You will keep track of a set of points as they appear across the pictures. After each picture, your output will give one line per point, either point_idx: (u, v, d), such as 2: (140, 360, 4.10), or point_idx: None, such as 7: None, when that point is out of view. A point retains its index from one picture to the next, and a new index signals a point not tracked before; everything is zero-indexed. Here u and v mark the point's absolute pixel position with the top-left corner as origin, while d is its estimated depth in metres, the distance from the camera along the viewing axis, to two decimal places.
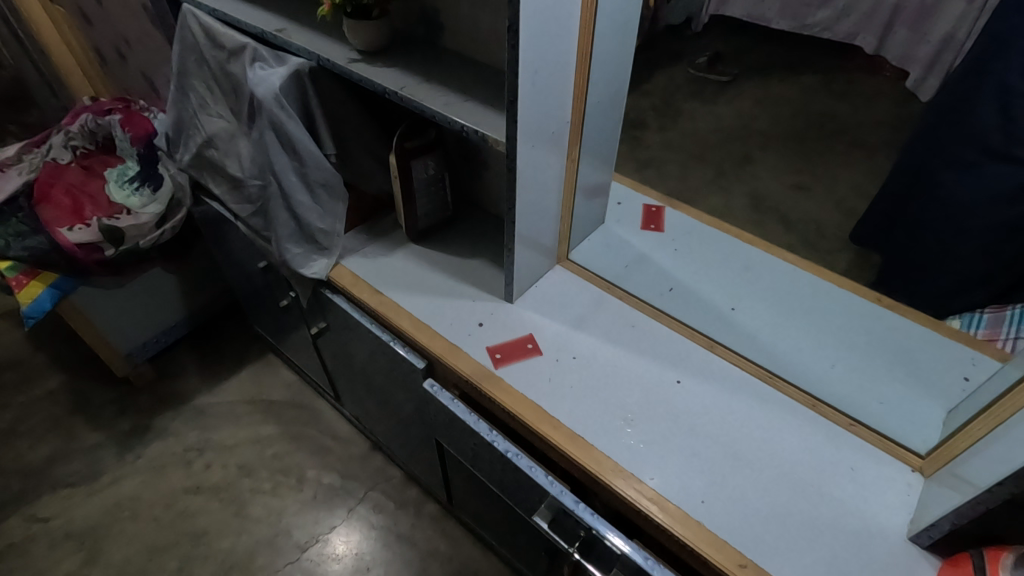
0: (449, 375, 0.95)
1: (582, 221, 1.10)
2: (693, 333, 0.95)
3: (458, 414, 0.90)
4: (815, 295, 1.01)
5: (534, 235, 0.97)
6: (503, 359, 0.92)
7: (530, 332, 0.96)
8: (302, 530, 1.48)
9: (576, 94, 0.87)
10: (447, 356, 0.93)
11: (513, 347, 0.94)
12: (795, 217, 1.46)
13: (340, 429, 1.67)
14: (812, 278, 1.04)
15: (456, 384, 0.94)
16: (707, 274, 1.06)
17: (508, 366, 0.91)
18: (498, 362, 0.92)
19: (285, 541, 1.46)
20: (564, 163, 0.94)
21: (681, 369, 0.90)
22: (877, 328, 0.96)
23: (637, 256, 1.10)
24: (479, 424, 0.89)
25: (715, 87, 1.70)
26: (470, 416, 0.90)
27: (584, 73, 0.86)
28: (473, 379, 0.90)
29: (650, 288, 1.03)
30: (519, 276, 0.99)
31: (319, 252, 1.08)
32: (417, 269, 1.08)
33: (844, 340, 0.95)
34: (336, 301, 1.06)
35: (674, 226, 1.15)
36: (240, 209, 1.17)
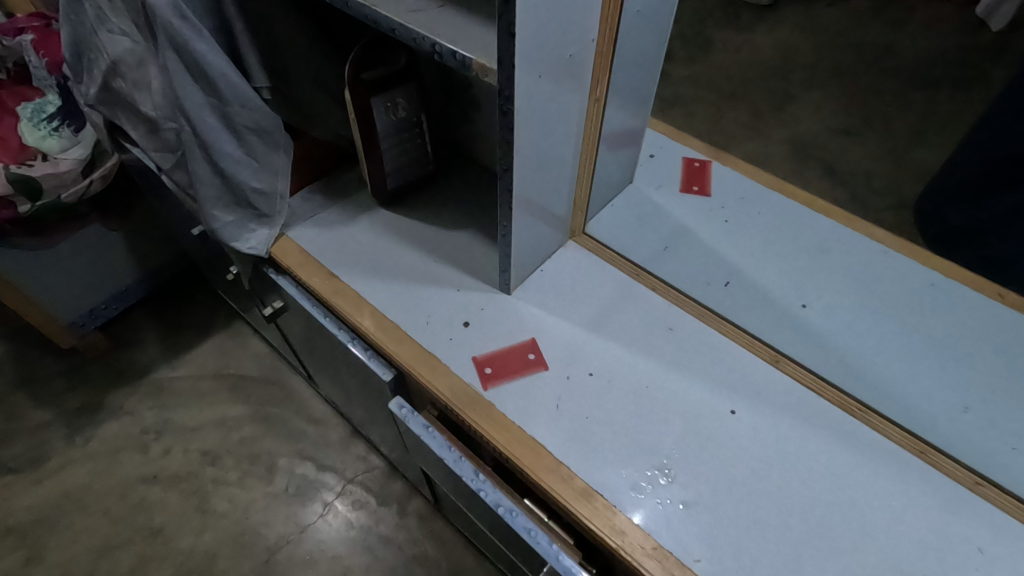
0: (424, 393, 0.71)
1: (604, 181, 0.84)
2: (751, 341, 0.71)
3: (434, 445, 0.68)
4: (913, 288, 0.76)
5: (540, 205, 0.71)
6: (495, 374, 0.69)
7: (533, 336, 0.72)
8: (272, 530, 1.30)
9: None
10: (421, 369, 0.69)
11: (510, 357, 0.70)
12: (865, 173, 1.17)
13: (317, 410, 1.47)
14: (908, 264, 0.78)
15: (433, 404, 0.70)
16: (769, 257, 0.80)
17: (503, 384, 0.68)
18: (489, 380, 0.68)
19: (253, 541, 1.29)
20: (584, 105, 0.67)
21: (736, 395, 0.66)
22: (1002, 337, 0.71)
23: (675, 229, 0.84)
24: (460, 461, 0.67)
25: (753, 13, 1.36)
26: (449, 451, 0.67)
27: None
28: (455, 402, 0.67)
29: (693, 277, 0.78)
30: (519, 260, 0.74)
31: (258, 220, 0.83)
32: (387, 244, 0.82)
33: (956, 355, 0.70)
34: (281, 284, 0.82)
35: (723, 189, 0.88)
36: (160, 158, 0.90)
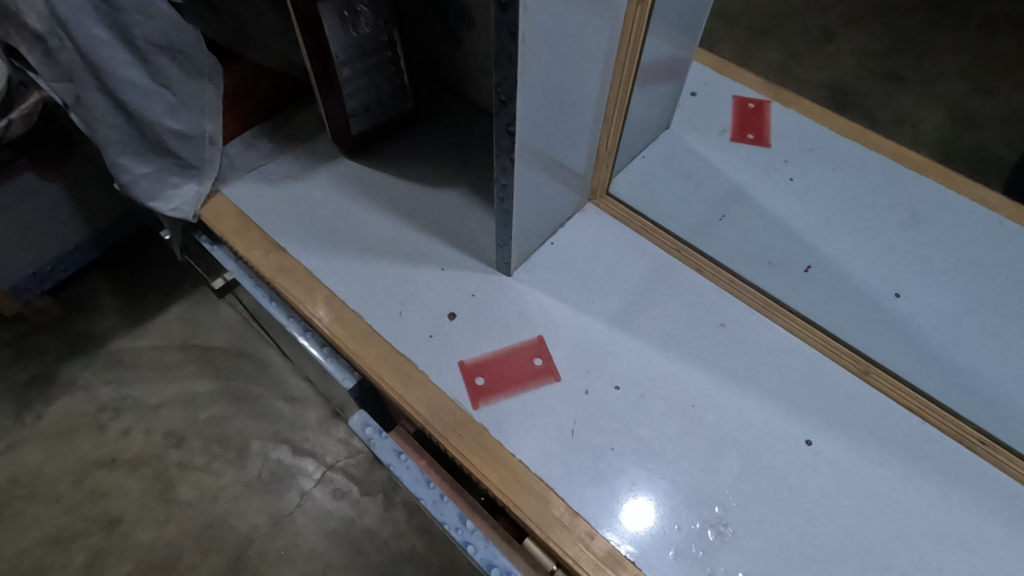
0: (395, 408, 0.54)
1: (638, 124, 0.64)
2: (831, 344, 0.53)
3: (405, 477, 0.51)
4: None
5: (552, 157, 0.52)
6: (487, 386, 0.51)
7: (540, 333, 0.54)
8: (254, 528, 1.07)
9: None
10: (389, 377, 0.52)
11: (510, 362, 0.53)
12: (919, 122, 0.98)
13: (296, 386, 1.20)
14: None
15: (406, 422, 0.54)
16: (848, 228, 0.62)
17: (499, 399, 0.51)
18: (480, 393, 0.51)
19: (230, 541, 1.06)
20: (625, 11, 0.47)
21: (818, 418, 0.49)
22: None
23: (727, 189, 0.65)
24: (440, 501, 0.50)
25: None
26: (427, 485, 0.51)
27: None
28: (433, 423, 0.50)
29: (751, 254, 0.60)
30: (524, 231, 0.55)
31: (183, 172, 0.63)
32: (352, 206, 0.64)
33: None
34: (217, 257, 0.64)
35: (787, 138, 0.69)
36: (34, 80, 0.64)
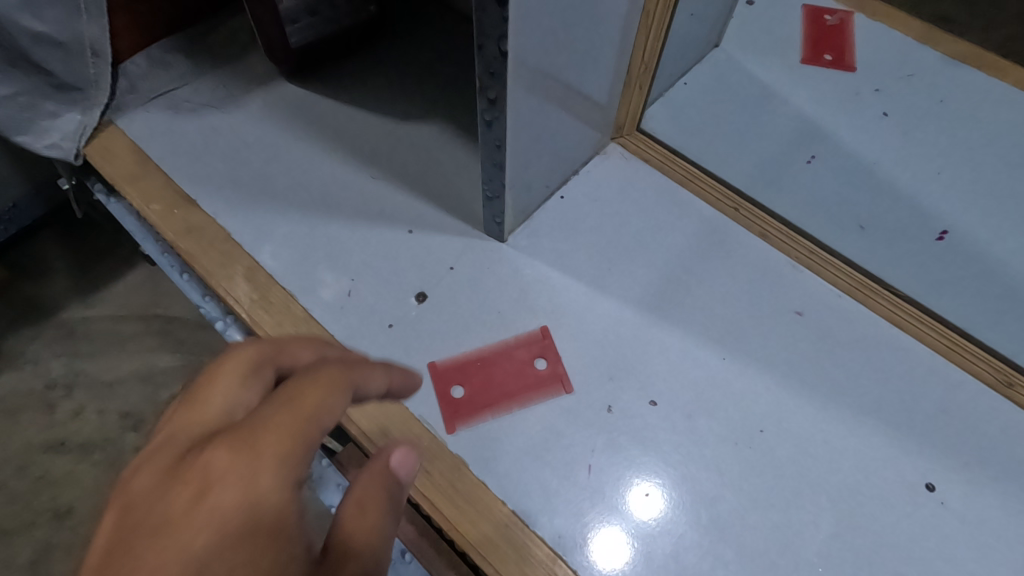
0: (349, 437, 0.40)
1: (686, 31, 0.46)
2: (955, 343, 0.38)
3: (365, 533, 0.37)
4: None
5: (568, 69, 0.35)
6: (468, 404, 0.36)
7: (544, 325, 0.39)
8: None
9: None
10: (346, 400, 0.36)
11: (502, 368, 0.37)
12: None
13: None
14: None
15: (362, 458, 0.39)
16: (965, 180, 0.46)
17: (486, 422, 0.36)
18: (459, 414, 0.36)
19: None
20: None
21: (952, 452, 0.35)
22: None
23: (798, 129, 0.48)
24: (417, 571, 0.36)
25: None
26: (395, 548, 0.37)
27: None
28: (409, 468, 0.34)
29: (837, 216, 0.44)
30: (524, 180, 0.39)
31: (61, 96, 0.46)
32: (294, 145, 0.47)
33: None
34: (114, 215, 0.47)
35: (877, 61, 0.52)
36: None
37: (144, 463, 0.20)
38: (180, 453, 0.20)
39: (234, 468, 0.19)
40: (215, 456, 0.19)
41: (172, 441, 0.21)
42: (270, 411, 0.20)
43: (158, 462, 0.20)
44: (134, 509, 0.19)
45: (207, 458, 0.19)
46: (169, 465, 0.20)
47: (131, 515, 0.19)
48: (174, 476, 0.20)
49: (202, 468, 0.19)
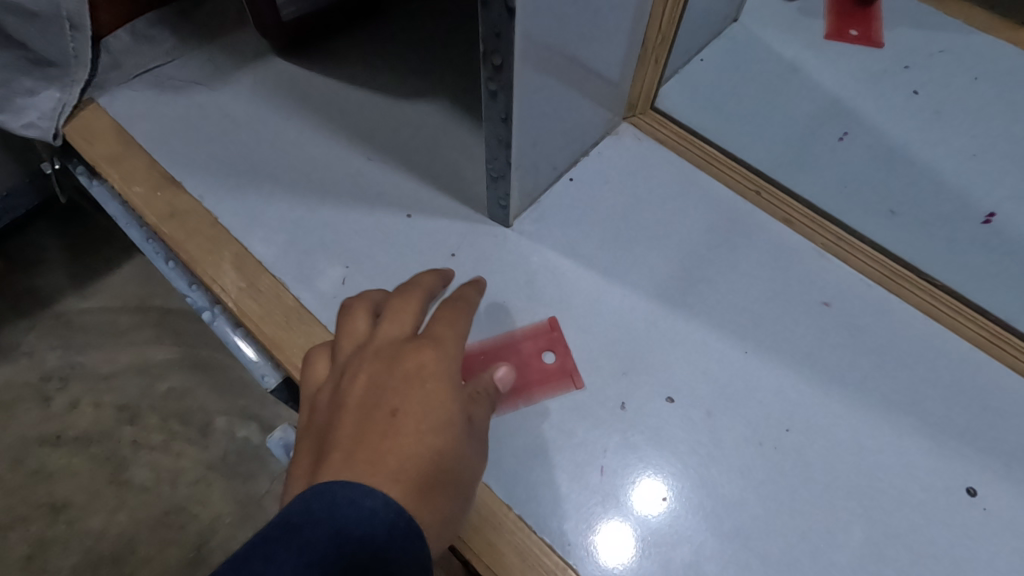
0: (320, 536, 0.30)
1: (706, 1, 0.43)
2: (997, 337, 0.35)
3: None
4: None
5: (582, 38, 0.32)
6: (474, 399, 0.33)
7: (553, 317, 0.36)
8: (220, 522, 0.70)
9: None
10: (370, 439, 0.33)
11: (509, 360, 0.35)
12: None
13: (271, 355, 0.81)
14: None
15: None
16: (1003, 162, 0.43)
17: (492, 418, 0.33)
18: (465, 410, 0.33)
19: (192, 543, 0.68)
20: None
21: (996, 450, 0.32)
22: None
23: (825, 109, 0.45)
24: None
25: None
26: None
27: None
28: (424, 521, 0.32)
29: (866, 200, 0.41)
30: (531, 160, 0.36)
31: (38, 72, 0.43)
32: (286, 124, 0.44)
33: None
34: (96, 199, 0.45)
35: (907, 36, 0.49)
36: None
37: (363, 352, 0.27)
38: (372, 385, 0.26)
39: (439, 352, 0.27)
40: (424, 347, 0.27)
41: (381, 341, 0.27)
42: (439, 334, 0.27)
43: (380, 350, 0.27)
44: (372, 378, 0.26)
45: (419, 346, 0.27)
46: (369, 392, 0.25)
47: (369, 383, 0.26)
48: (388, 362, 0.26)
49: (415, 350, 0.26)
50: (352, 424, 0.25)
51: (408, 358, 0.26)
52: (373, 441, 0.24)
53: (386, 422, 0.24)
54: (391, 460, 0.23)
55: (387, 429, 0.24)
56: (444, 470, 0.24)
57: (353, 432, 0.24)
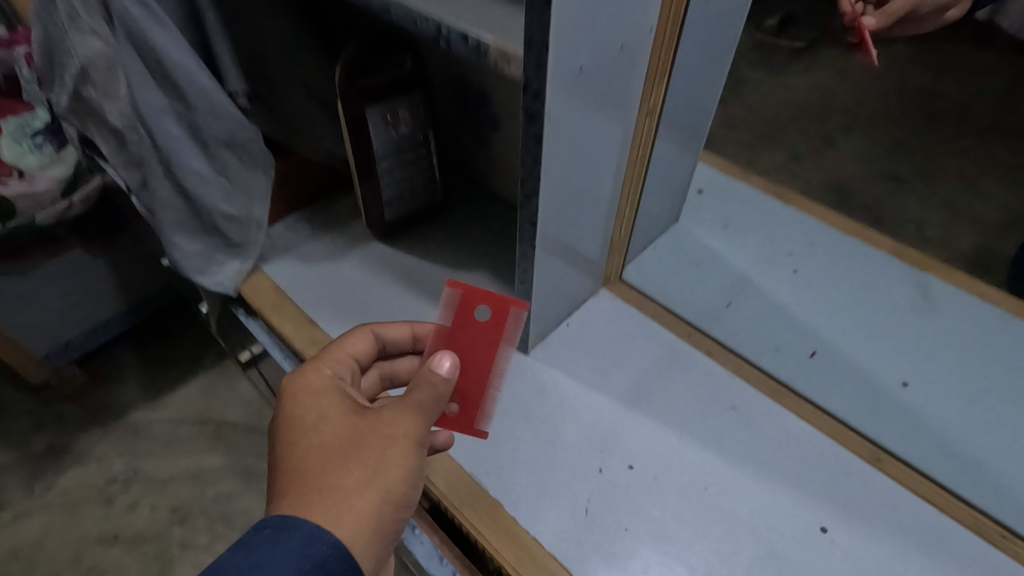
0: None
1: (650, 215, 0.69)
2: (843, 430, 0.54)
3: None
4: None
5: (569, 247, 0.56)
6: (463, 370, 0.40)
7: (458, 283, 0.39)
8: None
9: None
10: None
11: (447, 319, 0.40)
12: None
13: None
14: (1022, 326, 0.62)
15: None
16: (853, 315, 0.64)
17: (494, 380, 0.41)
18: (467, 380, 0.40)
19: None
20: (634, 120, 0.52)
21: (832, 508, 0.49)
22: None
23: (734, 282, 0.69)
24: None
25: None
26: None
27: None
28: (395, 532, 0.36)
29: (762, 343, 0.62)
30: (539, 312, 0.58)
31: (228, 251, 0.69)
32: (382, 285, 0.68)
33: None
34: (251, 330, 0.69)
35: (791, 234, 0.73)
36: (24, 163, 0.82)
37: None
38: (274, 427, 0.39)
39: (303, 384, 0.39)
40: (292, 384, 0.40)
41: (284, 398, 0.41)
42: (305, 372, 0.40)
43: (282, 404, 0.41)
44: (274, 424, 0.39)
45: (289, 385, 0.40)
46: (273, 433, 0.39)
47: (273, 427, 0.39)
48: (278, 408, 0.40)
49: (287, 390, 0.40)
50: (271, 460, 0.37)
51: (284, 398, 0.39)
52: (275, 462, 0.36)
53: (276, 447, 0.37)
54: (292, 468, 0.35)
55: (278, 450, 0.37)
56: (317, 456, 0.35)
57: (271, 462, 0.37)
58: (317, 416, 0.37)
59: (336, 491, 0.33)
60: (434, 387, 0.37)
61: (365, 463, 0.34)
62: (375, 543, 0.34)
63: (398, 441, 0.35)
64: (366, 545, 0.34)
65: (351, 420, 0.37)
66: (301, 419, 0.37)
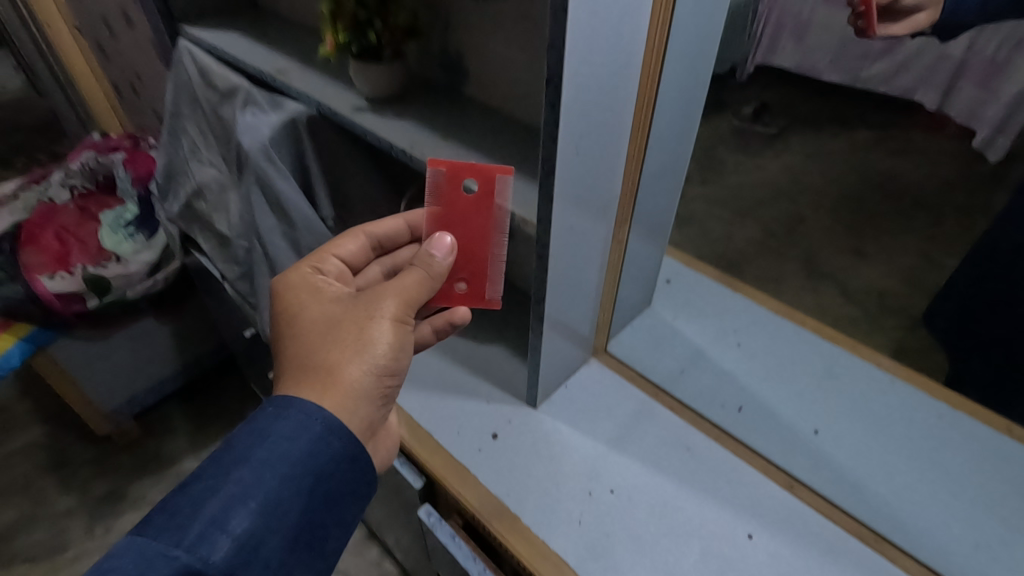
0: (222, 487, 0.41)
1: (627, 302, 0.91)
2: (767, 465, 0.74)
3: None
4: (905, 410, 0.80)
5: (565, 330, 0.78)
6: (461, 238, 0.57)
7: (440, 161, 0.54)
8: None
9: (639, 111, 0.64)
10: (437, 324, 0.63)
11: (438, 194, 0.55)
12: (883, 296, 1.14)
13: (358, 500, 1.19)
14: (903, 387, 0.83)
15: (237, 493, 0.41)
16: (780, 378, 0.85)
17: (498, 253, 0.58)
18: (474, 246, 0.57)
19: None
20: (608, 244, 0.76)
21: (752, 519, 0.69)
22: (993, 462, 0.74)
23: (691, 353, 0.91)
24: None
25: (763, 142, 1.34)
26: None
27: (663, 23, 0.58)
28: (391, 391, 0.51)
29: (711, 400, 0.83)
30: (545, 377, 0.80)
31: None
32: (425, 355, 0.90)
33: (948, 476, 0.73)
34: None
35: (737, 316, 0.95)
36: (121, 249, 1.32)
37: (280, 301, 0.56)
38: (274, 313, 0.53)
39: (300, 277, 0.54)
40: (287, 277, 0.55)
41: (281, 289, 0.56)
42: (293, 271, 0.56)
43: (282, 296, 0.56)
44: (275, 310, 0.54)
45: (284, 278, 0.55)
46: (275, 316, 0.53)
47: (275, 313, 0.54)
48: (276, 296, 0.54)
49: (283, 282, 0.54)
50: (276, 336, 0.51)
51: (281, 289, 0.54)
52: (282, 334, 0.51)
53: (281, 326, 0.51)
54: (301, 334, 0.49)
55: (285, 325, 0.51)
56: (318, 327, 0.49)
57: (275, 337, 0.51)
58: (316, 301, 0.52)
59: (330, 351, 0.48)
60: (429, 267, 0.54)
61: (359, 347, 0.48)
62: (360, 405, 0.47)
63: (387, 322, 0.50)
64: (361, 409, 0.48)
65: (343, 303, 0.52)
66: (305, 321, 0.50)
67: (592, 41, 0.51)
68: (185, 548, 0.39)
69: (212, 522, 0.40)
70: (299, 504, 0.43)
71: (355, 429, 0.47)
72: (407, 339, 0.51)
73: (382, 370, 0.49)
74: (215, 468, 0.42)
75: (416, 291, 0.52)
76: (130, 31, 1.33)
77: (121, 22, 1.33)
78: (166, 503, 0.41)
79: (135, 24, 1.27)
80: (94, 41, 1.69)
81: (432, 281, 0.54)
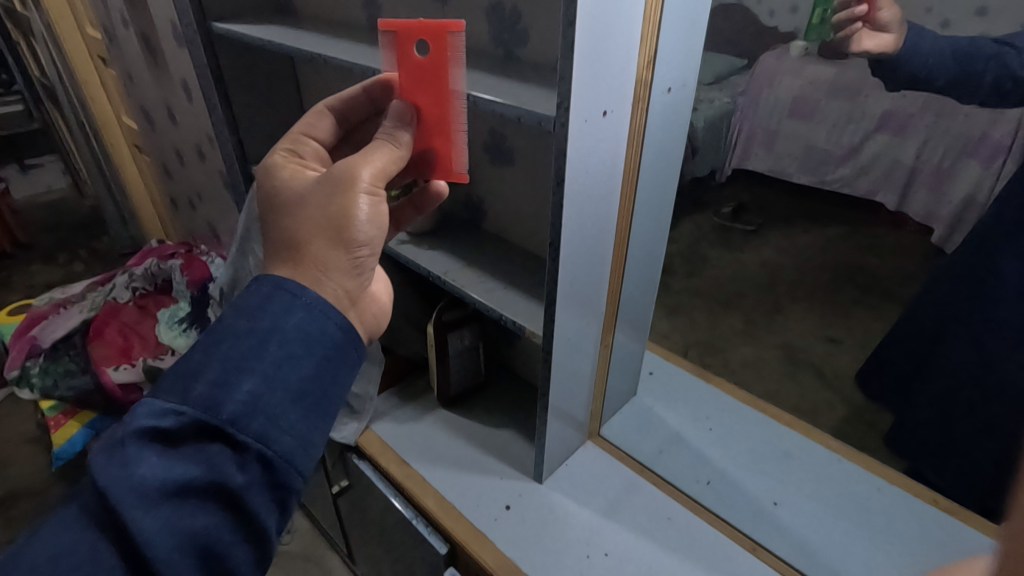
0: (212, 353, 0.47)
1: (615, 393, 1.10)
2: (734, 531, 0.89)
3: (97, 522, 0.41)
4: (849, 483, 0.96)
5: (565, 417, 0.96)
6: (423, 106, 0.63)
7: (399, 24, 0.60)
8: None
9: (617, 252, 0.86)
10: None
11: (395, 64, 0.63)
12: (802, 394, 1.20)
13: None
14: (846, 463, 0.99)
15: (229, 356, 0.46)
16: (744, 457, 1.02)
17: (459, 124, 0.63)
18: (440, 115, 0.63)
19: None
20: (598, 348, 0.96)
21: None
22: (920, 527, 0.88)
23: (670, 436, 1.07)
24: (216, 524, 0.44)
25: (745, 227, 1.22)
26: (147, 513, 0.41)
27: (630, 191, 0.80)
28: (370, 262, 0.57)
29: (687, 476, 1.00)
30: (549, 457, 0.96)
31: (350, 416, 1.09)
32: (446, 439, 1.07)
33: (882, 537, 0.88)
34: (360, 467, 1.05)
35: (709, 404, 1.13)
36: (176, 344, 1.46)
37: None
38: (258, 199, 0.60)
39: (278, 164, 0.61)
40: (268, 165, 0.61)
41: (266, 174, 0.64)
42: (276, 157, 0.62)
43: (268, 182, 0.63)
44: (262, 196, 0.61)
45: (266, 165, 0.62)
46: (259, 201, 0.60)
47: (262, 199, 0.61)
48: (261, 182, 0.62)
49: (267, 168, 0.61)
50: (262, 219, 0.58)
51: (264, 176, 0.61)
52: (265, 217, 0.57)
53: (265, 209, 0.58)
54: (283, 208, 0.56)
55: (267, 206, 0.58)
56: (295, 203, 0.55)
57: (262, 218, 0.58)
58: (293, 184, 0.58)
59: (305, 224, 0.53)
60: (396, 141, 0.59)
61: (332, 225, 0.54)
62: (338, 267, 0.53)
63: (358, 195, 0.55)
64: (334, 282, 0.53)
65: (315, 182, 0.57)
66: (285, 205, 0.56)
67: (581, 212, 0.72)
68: (188, 402, 0.44)
69: (212, 385, 0.45)
70: (296, 368, 0.48)
71: (333, 296, 0.53)
72: (380, 209, 0.56)
73: (354, 244, 0.54)
74: (206, 341, 0.47)
75: (386, 165, 0.58)
76: (201, 162, 1.61)
77: (194, 155, 1.62)
78: (172, 371, 0.47)
79: (208, 158, 1.55)
80: (158, 164, 2.00)
81: (399, 153, 0.59)
